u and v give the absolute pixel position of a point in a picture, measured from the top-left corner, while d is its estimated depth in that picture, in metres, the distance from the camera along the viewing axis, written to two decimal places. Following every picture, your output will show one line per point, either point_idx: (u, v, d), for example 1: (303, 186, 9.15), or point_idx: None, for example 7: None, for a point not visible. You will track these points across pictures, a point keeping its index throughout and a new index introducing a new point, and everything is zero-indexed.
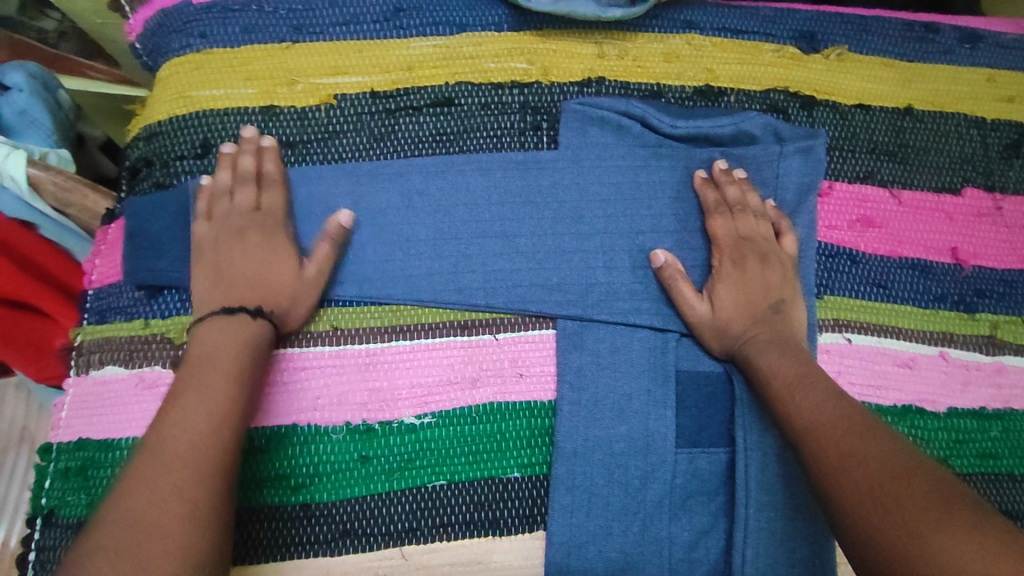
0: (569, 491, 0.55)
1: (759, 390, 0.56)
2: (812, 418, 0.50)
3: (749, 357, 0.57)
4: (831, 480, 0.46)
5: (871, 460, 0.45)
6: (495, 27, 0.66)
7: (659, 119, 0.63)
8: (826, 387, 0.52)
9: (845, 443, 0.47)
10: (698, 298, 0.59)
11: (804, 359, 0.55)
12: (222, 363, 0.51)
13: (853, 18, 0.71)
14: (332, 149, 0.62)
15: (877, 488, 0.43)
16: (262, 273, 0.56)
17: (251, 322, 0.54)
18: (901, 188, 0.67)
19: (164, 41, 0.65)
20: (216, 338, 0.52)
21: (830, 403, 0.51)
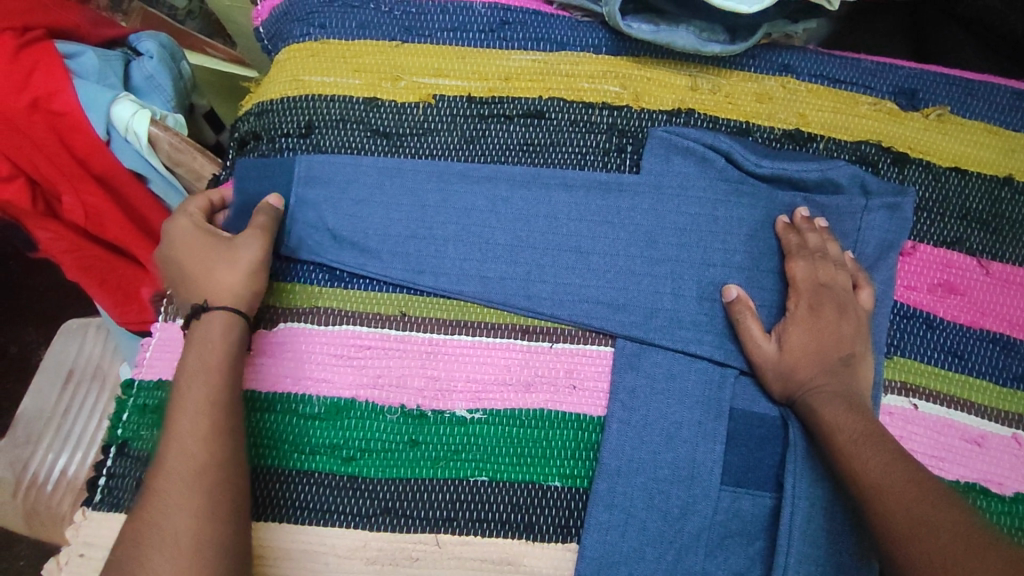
0: (607, 509, 0.55)
1: (819, 441, 0.55)
2: (878, 477, 0.49)
3: (813, 406, 0.56)
4: (901, 553, 0.45)
5: (943, 531, 0.43)
6: (594, 49, 0.68)
7: (744, 156, 0.64)
8: (892, 447, 0.51)
9: (916, 511, 0.46)
10: (766, 339, 0.58)
11: (870, 416, 0.54)
12: (196, 363, 0.53)
13: (960, 81, 0.69)
14: (424, 145, 0.65)
15: (949, 564, 0.41)
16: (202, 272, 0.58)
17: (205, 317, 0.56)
18: (990, 259, 0.65)
19: (287, 28, 0.70)
20: (203, 345, 0.54)
21: (899, 464, 0.49)
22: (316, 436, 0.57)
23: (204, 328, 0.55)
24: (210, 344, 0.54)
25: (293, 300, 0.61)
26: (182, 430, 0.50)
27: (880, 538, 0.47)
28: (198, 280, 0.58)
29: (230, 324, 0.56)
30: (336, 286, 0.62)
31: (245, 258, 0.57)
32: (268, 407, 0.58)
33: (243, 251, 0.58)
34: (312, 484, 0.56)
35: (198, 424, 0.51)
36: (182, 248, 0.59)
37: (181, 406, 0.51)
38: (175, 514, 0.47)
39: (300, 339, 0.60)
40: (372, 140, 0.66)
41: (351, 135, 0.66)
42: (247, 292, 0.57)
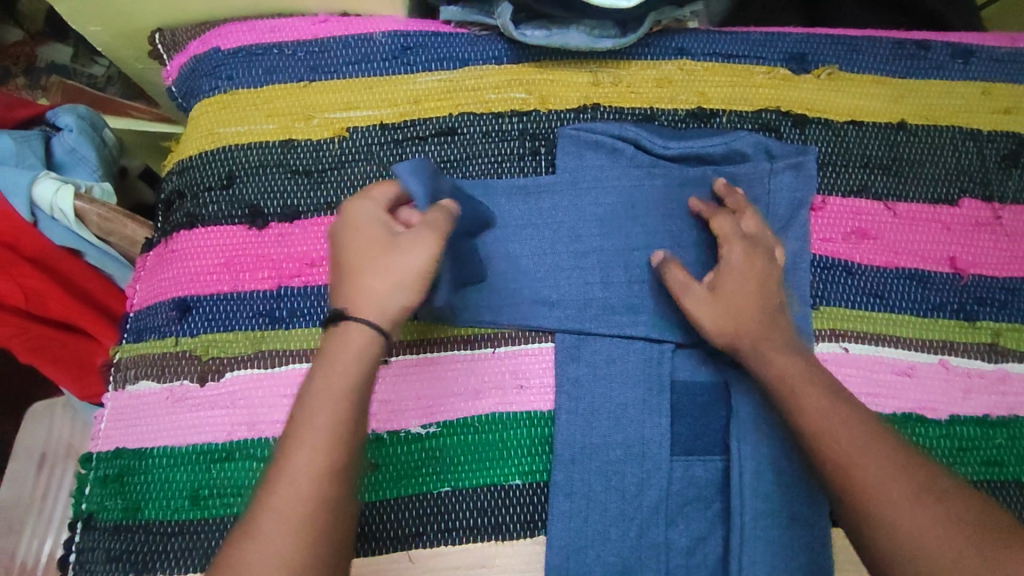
0: (567, 498, 0.58)
1: (767, 391, 0.56)
2: (820, 414, 0.52)
3: (760, 358, 0.57)
4: (873, 510, 0.46)
5: (882, 458, 0.48)
6: (495, 61, 0.71)
7: (651, 141, 0.66)
8: (830, 390, 0.53)
9: (856, 441, 0.49)
10: (711, 303, 0.58)
11: (807, 360, 0.56)
12: (335, 386, 0.45)
13: (843, 39, 0.73)
14: (345, 176, 0.67)
15: (931, 530, 0.44)
16: (387, 271, 0.47)
17: (360, 333, 0.46)
18: (896, 201, 0.68)
19: (196, 84, 0.71)
20: (336, 350, 0.46)
21: (835, 400, 0.52)
22: None
23: (345, 338, 0.47)
24: (343, 350, 0.46)
25: (236, 346, 0.62)
26: (312, 446, 0.43)
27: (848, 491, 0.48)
28: (356, 271, 0.48)
29: (368, 340, 0.46)
30: (277, 328, 0.63)
31: (408, 269, 0.47)
32: (227, 456, 0.59)
33: (402, 260, 0.47)
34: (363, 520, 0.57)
35: (320, 456, 0.43)
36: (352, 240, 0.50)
37: (293, 446, 0.43)
38: (270, 559, 0.41)
39: (249, 385, 0.61)
40: (293, 180, 0.67)
41: (272, 178, 0.67)
42: (394, 308, 0.47)
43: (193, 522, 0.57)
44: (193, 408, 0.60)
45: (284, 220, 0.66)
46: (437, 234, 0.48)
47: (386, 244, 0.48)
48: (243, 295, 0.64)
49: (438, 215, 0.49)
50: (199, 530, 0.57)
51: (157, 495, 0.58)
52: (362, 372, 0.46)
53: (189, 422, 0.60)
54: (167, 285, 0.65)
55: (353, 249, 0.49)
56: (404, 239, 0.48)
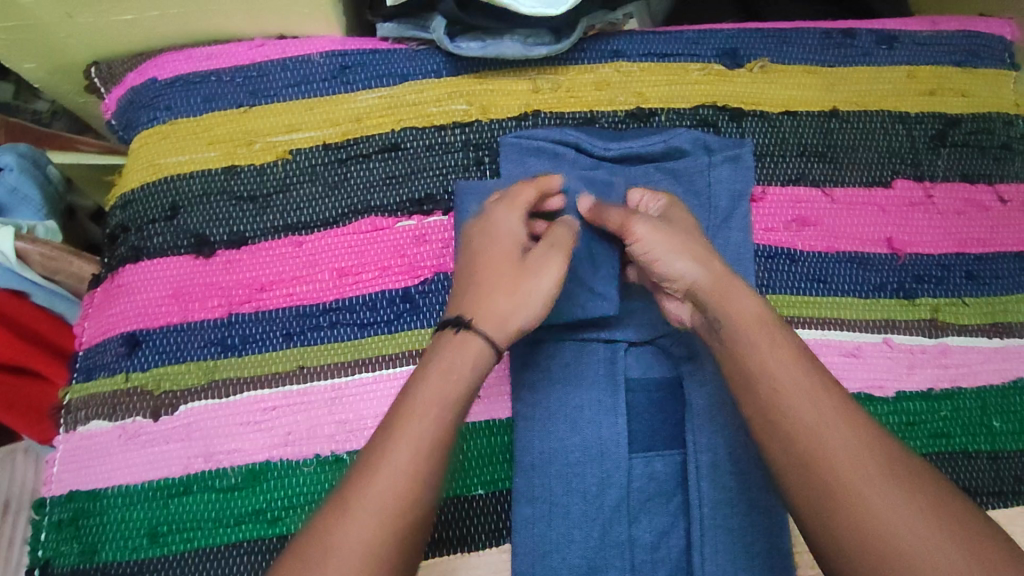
0: (529, 503, 0.59)
1: (727, 336, 0.52)
2: (788, 387, 0.48)
3: (724, 298, 0.53)
4: (856, 502, 0.44)
5: (849, 446, 0.45)
6: (435, 74, 0.71)
7: (592, 143, 0.67)
8: (788, 339, 0.51)
9: (826, 425, 0.46)
10: (675, 249, 0.55)
11: (766, 306, 0.53)
12: (441, 392, 0.49)
13: (773, 32, 0.74)
14: (290, 199, 0.67)
15: (920, 531, 0.42)
16: (522, 295, 0.54)
17: (466, 343, 0.52)
18: (833, 186, 0.70)
19: (134, 116, 0.70)
20: (452, 360, 0.51)
21: (807, 377, 0.49)
22: (239, 505, 0.60)
23: (458, 347, 0.52)
24: (455, 360, 0.51)
25: (189, 378, 0.62)
26: (423, 445, 0.47)
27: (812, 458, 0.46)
28: (478, 288, 0.55)
29: (481, 352, 0.52)
30: (230, 356, 0.63)
31: (533, 289, 0.55)
32: (185, 490, 0.60)
33: (533, 280, 0.55)
34: (439, 521, 0.60)
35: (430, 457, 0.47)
36: (485, 258, 0.56)
37: (395, 436, 0.47)
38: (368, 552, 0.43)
39: (204, 417, 0.61)
40: (238, 206, 0.67)
41: (217, 206, 0.67)
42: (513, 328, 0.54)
43: (153, 560, 0.59)
44: (148, 443, 0.61)
45: (231, 247, 0.66)
46: (563, 246, 0.57)
47: (518, 267, 0.55)
48: (194, 327, 0.64)
49: (564, 231, 0.58)
50: (160, 567, 0.59)
51: (115, 536, 0.59)
52: (469, 382, 0.51)
53: (144, 459, 0.61)
54: (115, 322, 0.64)
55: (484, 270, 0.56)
56: (532, 262, 0.55)
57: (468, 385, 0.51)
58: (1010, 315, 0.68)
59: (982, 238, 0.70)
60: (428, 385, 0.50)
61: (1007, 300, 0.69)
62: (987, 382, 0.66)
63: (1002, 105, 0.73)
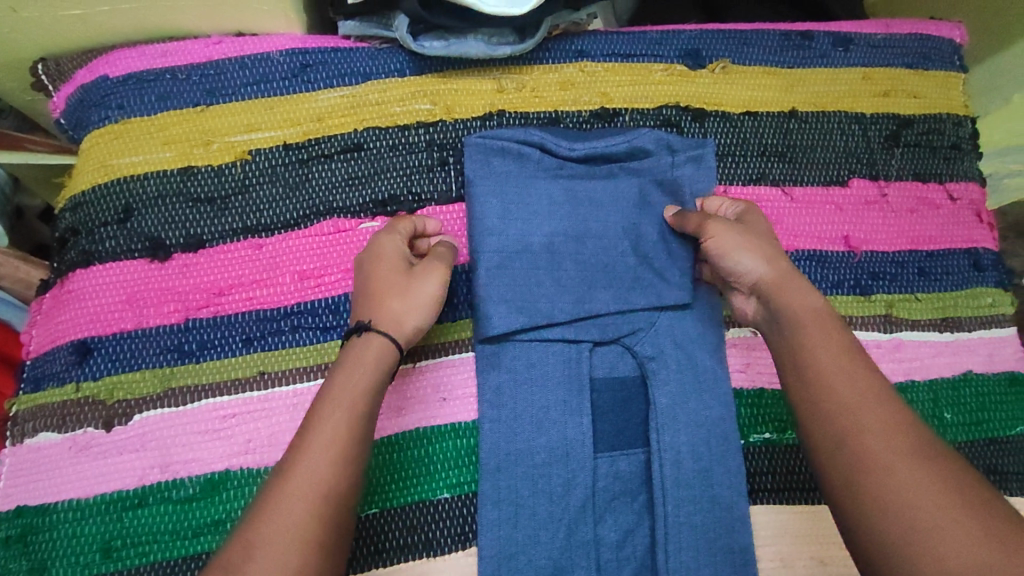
0: (495, 505, 0.59)
1: (785, 330, 0.56)
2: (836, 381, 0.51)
3: (779, 296, 0.57)
4: (893, 486, 0.45)
5: (897, 438, 0.47)
6: (398, 74, 0.69)
7: (556, 143, 0.67)
8: (842, 337, 0.54)
9: (878, 418, 0.49)
10: (739, 247, 0.60)
11: (829, 308, 0.57)
12: (350, 395, 0.51)
13: (734, 33, 0.75)
14: (250, 201, 0.66)
15: (954, 518, 0.43)
16: (404, 301, 0.56)
17: (370, 342, 0.54)
18: (792, 185, 0.72)
19: (84, 115, 0.67)
20: (359, 360, 0.53)
21: (860, 374, 0.51)
22: (197, 517, 0.58)
23: (363, 347, 0.54)
24: (360, 358, 0.53)
25: (144, 388, 0.61)
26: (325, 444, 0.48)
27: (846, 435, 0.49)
28: (376, 294, 0.56)
29: (383, 351, 0.54)
30: (187, 362, 0.61)
31: (425, 293, 0.57)
32: (140, 502, 0.58)
33: (425, 284, 0.57)
34: (365, 532, 0.59)
35: (334, 456, 0.48)
36: (381, 265, 0.58)
37: (316, 434, 0.49)
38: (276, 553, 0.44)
39: (161, 426, 0.60)
40: (196, 208, 0.65)
41: (173, 209, 0.65)
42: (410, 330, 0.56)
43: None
44: (101, 455, 0.59)
45: (188, 251, 0.64)
46: (446, 257, 0.60)
47: (404, 276, 0.57)
48: (150, 334, 0.62)
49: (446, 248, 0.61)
50: None
51: (66, 551, 0.57)
52: (376, 383, 0.53)
53: (97, 472, 0.59)
54: (65, 329, 0.62)
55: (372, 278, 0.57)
56: (421, 270, 0.58)
57: (373, 385, 0.52)
58: (959, 309, 0.71)
59: (933, 235, 0.72)
60: (333, 389, 0.52)
61: (956, 295, 0.71)
62: (937, 375, 0.68)
63: (951, 107, 0.76)
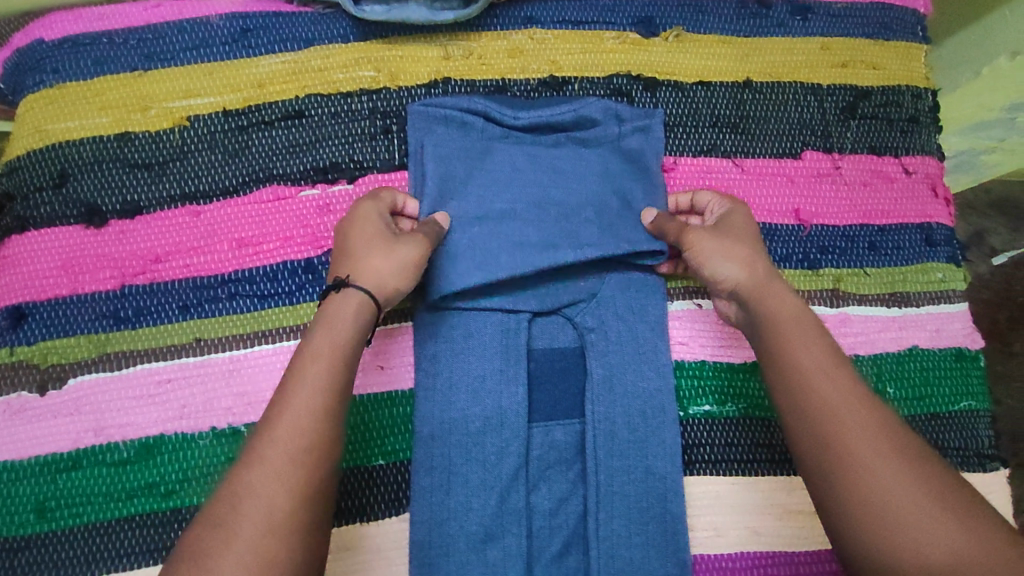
0: (428, 473, 0.59)
1: (761, 328, 0.56)
2: (818, 376, 0.51)
3: (759, 299, 0.57)
4: (877, 487, 0.45)
5: (878, 435, 0.47)
6: (342, 39, 0.68)
7: (501, 112, 0.66)
8: (822, 335, 0.54)
9: (862, 417, 0.48)
10: (719, 252, 0.59)
11: (808, 310, 0.56)
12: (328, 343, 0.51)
13: (689, 0, 0.73)
14: (188, 168, 0.65)
15: (934, 523, 0.44)
16: (384, 257, 0.56)
17: (344, 295, 0.54)
18: (743, 157, 0.70)
19: (21, 79, 0.67)
20: (336, 310, 0.53)
21: (842, 372, 0.51)
22: (130, 480, 0.58)
23: (343, 300, 0.54)
24: (338, 310, 0.53)
25: (78, 352, 0.61)
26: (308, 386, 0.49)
27: (826, 436, 0.48)
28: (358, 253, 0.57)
29: (361, 305, 0.54)
30: (121, 328, 0.61)
31: (405, 253, 0.57)
32: (75, 464, 0.59)
33: (404, 246, 0.57)
34: None
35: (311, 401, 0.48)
36: (360, 228, 0.58)
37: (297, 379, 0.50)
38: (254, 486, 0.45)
39: (95, 391, 0.60)
40: (132, 174, 0.65)
41: (109, 174, 0.64)
42: (391, 286, 0.56)
43: (41, 535, 0.57)
44: (35, 418, 0.59)
45: (124, 217, 0.64)
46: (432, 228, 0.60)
47: (385, 238, 0.57)
48: (84, 300, 0.62)
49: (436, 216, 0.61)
50: (47, 542, 0.57)
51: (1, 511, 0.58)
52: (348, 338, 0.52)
53: (31, 434, 0.59)
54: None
55: (351, 240, 0.57)
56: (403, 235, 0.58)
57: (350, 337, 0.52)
58: (909, 285, 0.70)
59: (886, 209, 0.71)
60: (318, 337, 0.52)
61: (906, 270, 0.70)
62: (883, 350, 0.67)
63: (911, 79, 0.74)
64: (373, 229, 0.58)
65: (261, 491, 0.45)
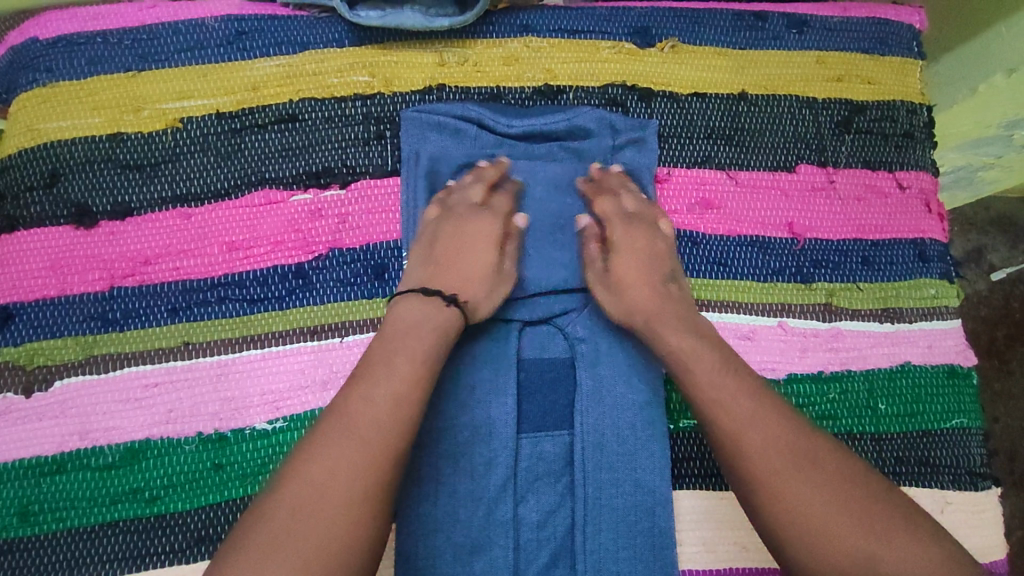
0: (416, 482, 0.59)
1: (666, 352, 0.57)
2: (711, 397, 0.52)
3: (655, 333, 0.58)
4: (784, 506, 0.47)
5: (773, 452, 0.49)
6: (337, 44, 0.68)
7: (494, 120, 0.66)
8: (716, 351, 0.55)
9: (749, 438, 0.50)
10: (625, 275, 0.61)
11: (704, 328, 0.57)
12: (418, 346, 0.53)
13: (686, 11, 0.73)
14: (179, 170, 0.65)
15: (842, 528, 0.45)
16: (473, 279, 0.60)
17: (446, 309, 0.57)
18: (737, 169, 0.70)
19: (14, 77, 0.66)
20: (420, 314, 0.56)
21: (729, 387, 0.52)
22: (116, 484, 0.58)
23: (433, 308, 0.56)
24: (429, 321, 0.55)
25: (66, 354, 0.60)
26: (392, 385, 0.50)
27: (734, 457, 0.50)
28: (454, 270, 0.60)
29: (451, 318, 0.57)
30: (109, 331, 0.61)
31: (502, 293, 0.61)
32: (60, 468, 0.58)
33: (506, 287, 0.61)
34: None
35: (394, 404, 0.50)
36: (473, 244, 0.61)
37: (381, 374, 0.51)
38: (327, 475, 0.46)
39: (81, 393, 0.60)
40: (123, 176, 0.64)
41: (100, 175, 0.64)
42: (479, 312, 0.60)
43: (24, 538, 0.57)
44: (20, 420, 0.59)
45: (114, 219, 0.63)
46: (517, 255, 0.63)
47: (490, 269, 0.61)
48: (72, 302, 0.61)
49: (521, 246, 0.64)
50: (30, 547, 0.57)
51: None
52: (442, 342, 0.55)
53: (15, 436, 0.59)
54: None
55: (455, 253, 0.61)
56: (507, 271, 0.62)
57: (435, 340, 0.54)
58: (902, 300, 0.70)
59: (880, 224, 0.71)
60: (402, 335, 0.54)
61: (899, 286, 0.70)
62: (876, 366, 0.67)
63: (907, 94, 0.74)
64: (485, 253, 0.62)
65: (334, 484, 0.46)
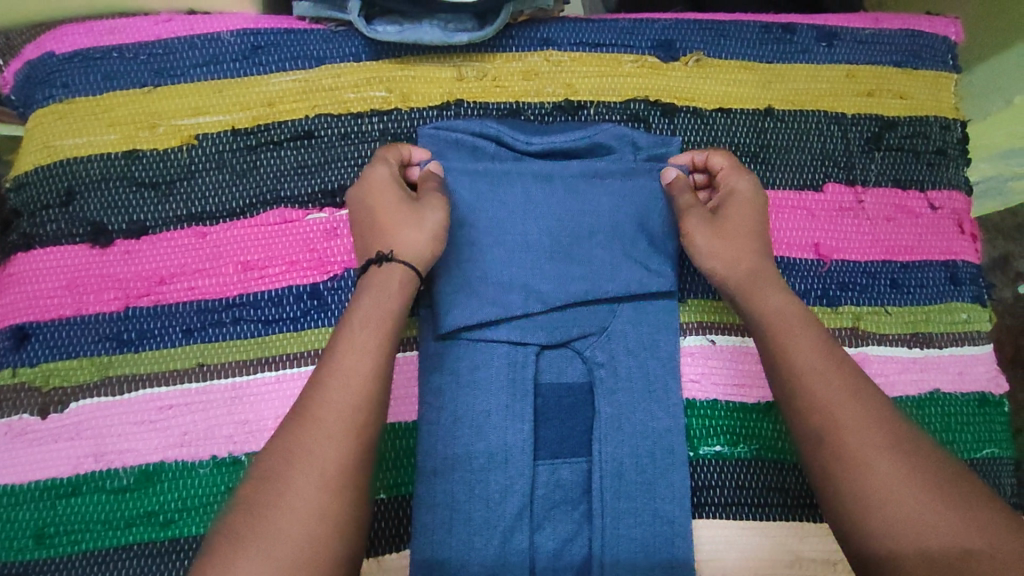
0: (430, 509, 0.58)
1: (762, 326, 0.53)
2: (808, 372, 0.49)
3: (752, 294, 0.55)
4: (870, 491, 0.43)
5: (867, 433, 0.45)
6: (353, 58, 0.67)
7: (513, 137, 0.64)
8: (816, 330, 0.52)
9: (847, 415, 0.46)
10: (714, 247, 0.57)
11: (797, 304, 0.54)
12: (368, 313, 0.50)
13: (711, 24, 0.71)
14: (194, 188, 0.64)
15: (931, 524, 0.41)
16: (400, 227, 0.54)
17: (380, 269, 0.52)
18: (762, 188, 0.68)
19: (30, 92, 0.66)
20: (355, 289, 0.52)
21: (831, 367, 0.49)
22: (130, 507, 0.58)
23: (374, 274, 0.52)
24: (370, 286, 0.51)
25: (81, 374, 0.60)
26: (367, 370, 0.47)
27: (819, 434, 0.47)
28: (382, 228, 0.55)
29: (390, 273, 0.52)
30: (124, 351, 0.61)
31: (431, 220, 0.55)
32: (74, 490, 0.58)
33: (427, 213, 0.55)
34: None
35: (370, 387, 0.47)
36: (380, 195, 0.56)
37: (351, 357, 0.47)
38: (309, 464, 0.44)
39: (96, 415, 0.59)
40: (139, 193, 0.64)
41: (115, 193, 0.64)
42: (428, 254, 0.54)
43: (40, 560, 0.57)
44: (35, 441, 0.59)
45: (130, 237, 0.63)
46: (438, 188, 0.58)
47: (408, 207, 0.55)
48: (87, 323, 0.61)
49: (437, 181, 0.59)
50: (46, 569, 0.57)
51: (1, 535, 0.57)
52: (383, 299, 0.51)
53: (30, 457, 0.59)
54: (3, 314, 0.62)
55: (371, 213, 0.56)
56: (425, 200, 0.56)
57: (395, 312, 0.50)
58: (931, 325, 0.68)
59: (909, 246, 0.69)
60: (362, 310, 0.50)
61: (929, 310, 0.68)
62: (903, 393, 0.65)
63: (940, 109, 0.72)
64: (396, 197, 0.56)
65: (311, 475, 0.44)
